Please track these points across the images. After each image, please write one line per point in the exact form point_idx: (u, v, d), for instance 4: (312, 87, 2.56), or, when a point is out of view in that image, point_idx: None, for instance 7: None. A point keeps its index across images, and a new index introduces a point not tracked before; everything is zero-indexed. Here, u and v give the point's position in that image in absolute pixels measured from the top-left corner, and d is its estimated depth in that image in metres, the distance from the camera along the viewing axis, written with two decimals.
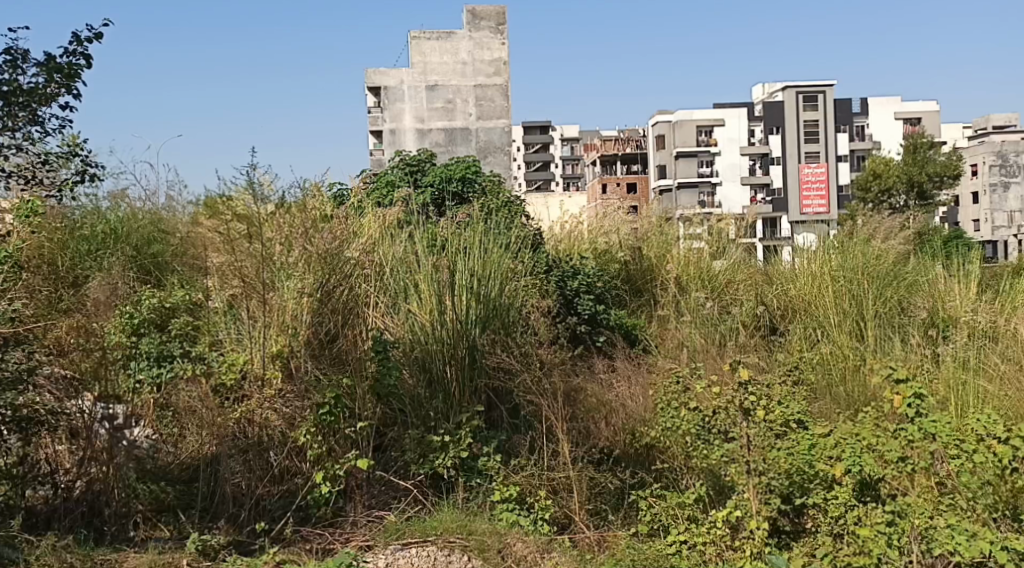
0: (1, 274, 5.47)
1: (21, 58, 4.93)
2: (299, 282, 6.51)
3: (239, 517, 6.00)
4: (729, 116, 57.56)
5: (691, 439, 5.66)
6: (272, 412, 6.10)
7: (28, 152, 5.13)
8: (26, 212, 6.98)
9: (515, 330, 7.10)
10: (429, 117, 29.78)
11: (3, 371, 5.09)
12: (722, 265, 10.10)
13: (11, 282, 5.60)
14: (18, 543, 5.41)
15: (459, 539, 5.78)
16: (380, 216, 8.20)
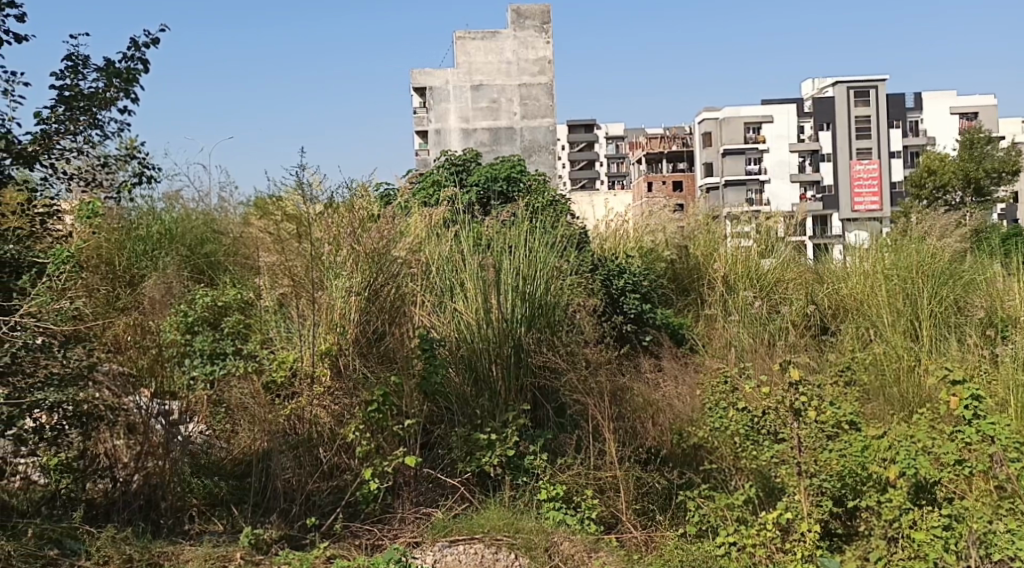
0: (63, 274, 5.56)
1: (82, 64, 5.02)
2: (347, 281, 6.73)
3: (290, 512, 5.99)
4: (779, 112, 56.77)
5: (739, 439, 5.70)
6: (321, 410, 6.27)
7: (87, 155, 5.25)
8: (87, 212, 7.15)
9: (562, 329, 7.10)
10: (474, 117, 29.91)
11: (65, 368, 5.19)
12: (771, 263, 10.02)
13: (72, 281, 5.71)
14: (80, 534, 5.51)
15: (507, 537, 5.81)
16: (427, 215, 8.25)
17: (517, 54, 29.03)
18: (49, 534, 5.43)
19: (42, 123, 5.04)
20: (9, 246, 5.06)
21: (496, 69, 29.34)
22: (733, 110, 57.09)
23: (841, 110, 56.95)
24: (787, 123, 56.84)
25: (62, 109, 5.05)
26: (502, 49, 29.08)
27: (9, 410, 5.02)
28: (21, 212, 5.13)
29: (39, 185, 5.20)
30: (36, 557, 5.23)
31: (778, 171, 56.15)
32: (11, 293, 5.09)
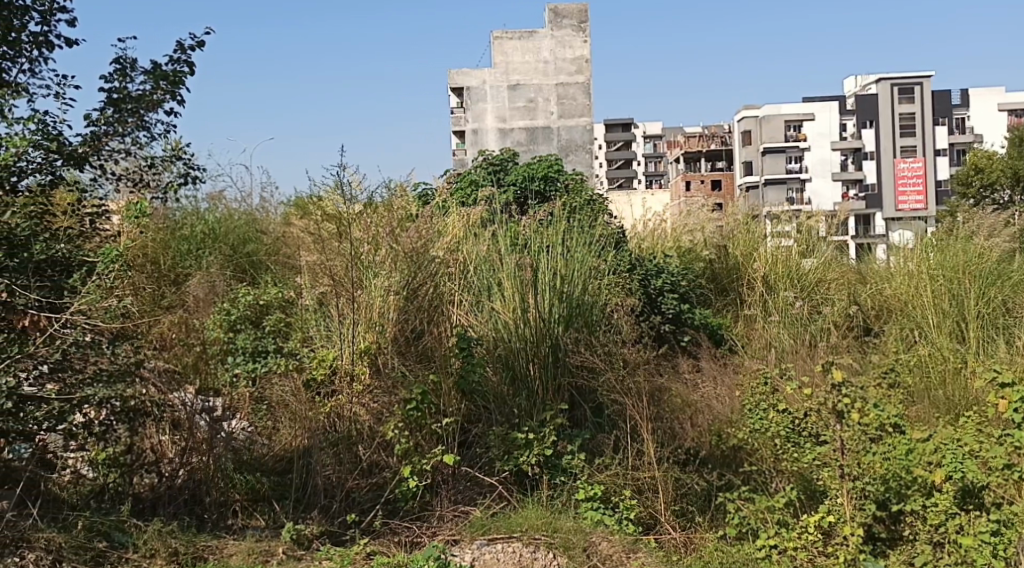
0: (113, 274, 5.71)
1: (130, 67, 5.09)
2: (386, 280, 6.92)
3: (331, 508, 6.01)
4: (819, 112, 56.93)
5: (781, 440, 5.65)
6: (361, 408, 6.39)
7: (134, 156, 5.34)
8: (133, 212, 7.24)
9: (600, 329, 7.06)
10: (512, 117, 29.96)
11: (113, 364, 5.32)
12: (812, 264, 9.96)
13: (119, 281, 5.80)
14: (127, 527, 5.58)
15: (544, 536, 5.82)
16: (466, 215, 8.27)
17: (554, 53, 29.10)
18: (98, 527, 5.50)
19: (91, 125, 5.13)
20: (60, 245, 5.15)
21: (533, 69, 29.35)
22: (774, 107, 56.74)
23: (884, 107, 56.21)
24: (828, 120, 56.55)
25: (111, 111, 5.14)
26: (540, 48, 29.04)
27: (60, 404, 5.16)
28: (71, 212, 5.28)
29: (89, 186, 5.30)
30: (85, 550, 5.31)
31: (820, 172, 56.05)
32: (62, 292, 5.15)
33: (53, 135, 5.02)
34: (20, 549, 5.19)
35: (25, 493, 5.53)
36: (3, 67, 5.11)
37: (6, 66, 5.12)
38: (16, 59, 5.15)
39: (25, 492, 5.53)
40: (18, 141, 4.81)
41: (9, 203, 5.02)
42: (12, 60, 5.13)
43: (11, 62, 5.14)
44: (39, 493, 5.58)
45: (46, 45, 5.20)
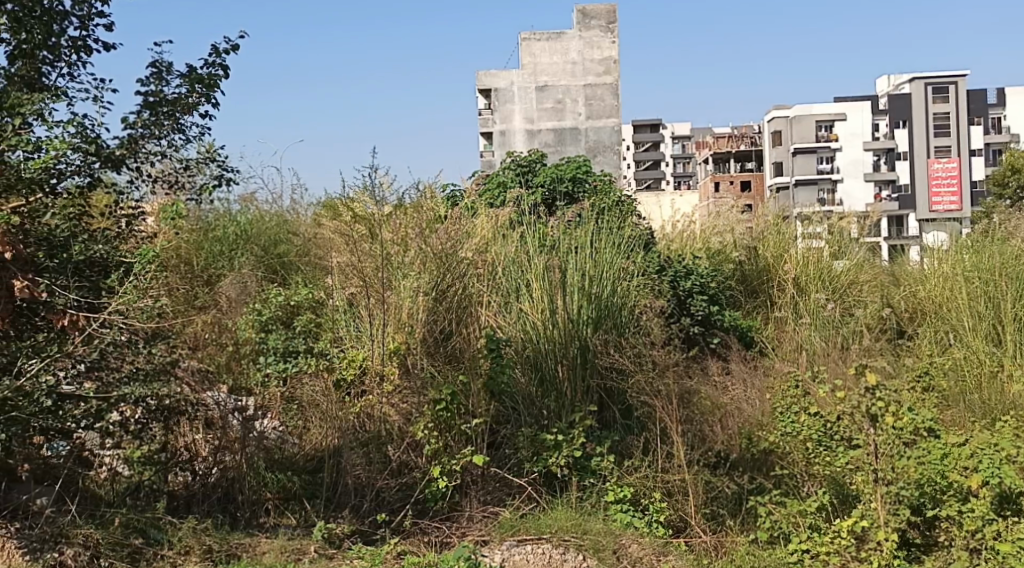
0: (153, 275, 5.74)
1: (166, 71, 5.17)
2: (415, 282, 6.94)
3: (362, 508, 6.02)
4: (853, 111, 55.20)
5: (811, 445, 5.69)
6: (390, 408, 6.38)
7: (169, 159, 5.44)
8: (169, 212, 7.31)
9: (629, 331, 7.04)
10: (539, 118, 29.99)
11: (148, 363, 5.38)
12: (844, 265, 9.91)
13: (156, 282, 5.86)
14: (162, 524, 5.57)
15: (574, 538, 5.81)
16: (494, 215, 8.29)
17: (583, 55, 29.12)
18: (134, 524, 5.52)
19: (128, 128, 5.22)
20: (99, 246, 5.22)
21: (562, 70, 29.38)
22: (805, 106, 55.73)
23: (918, 107, 55.44)
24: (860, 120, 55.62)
25: (147, 114, 5.23)
26: (568, 50, 29.17)
27: (98, 402, 5.23)
28: (108, 215, 5.32)
29: (125, 188, 5.39)
30: (122, 546, 5.38)
31: (853, 171, 54.60)
32: (99, 291, 5.21)
33: (91, 138, 5.06)
34: (59, 544, 5.26)
35: (64, 489, 5.60)
36: (43, 71, 5.18)
37: (46, 70, 5.19)
38: (56, 63, 5.22)
39: (63, 489, 5.60)
40: (58, 144, 4.86)
41: (49, 204, 5.07)
42: (51, 64, 5.20)
43: (50, 66, 5.22)
44: (77, 490, 5.63)
45: (85, 49, 5.28)
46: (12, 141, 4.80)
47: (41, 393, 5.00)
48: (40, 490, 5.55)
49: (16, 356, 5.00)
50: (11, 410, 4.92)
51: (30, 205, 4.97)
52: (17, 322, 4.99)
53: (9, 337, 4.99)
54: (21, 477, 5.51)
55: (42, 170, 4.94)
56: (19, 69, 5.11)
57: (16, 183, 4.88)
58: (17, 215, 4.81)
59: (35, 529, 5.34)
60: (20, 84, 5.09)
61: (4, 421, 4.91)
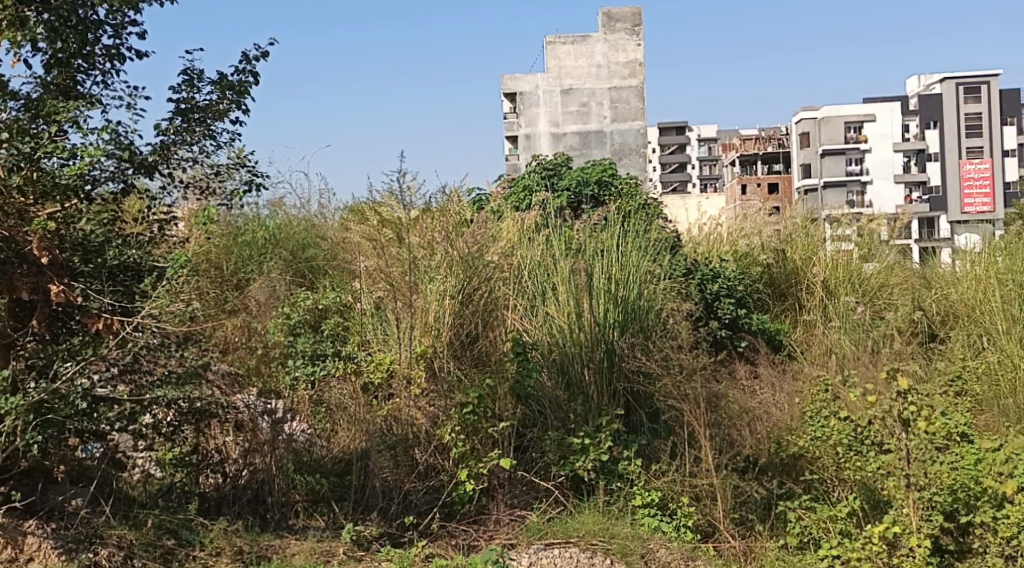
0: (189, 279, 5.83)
1: (197, 78, 5.29)
2: (441, 285, 6.91)
3: (389, 510, 6.00)
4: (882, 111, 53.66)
5: (842, 449, 5.63)
6: (418, 411, 6.34)
7: (200, 165, 5.50)
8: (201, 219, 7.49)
9: (655, 334, 7.02)
10: (564, 121, 30.07)
11: (181, 366, 5.41)
12: (873, 268, 9.86)
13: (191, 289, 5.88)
14: (194, 525, 5.63)
15: (602, 542, 5.80)
16: (520, 219, 8.28)
17: (608, 57, 29.29)
18: (166, 525, 5.55)
19: (160, 135, 5.30)
20: (131, 251, 5.34)
21: (587, 73, 29.53)
22: (835, 109, 54.04)
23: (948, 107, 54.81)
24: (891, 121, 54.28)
25: (179, 121, 5.30)
26: (593, 53, 29.32)
27: (132, 405, 5.30)
28: (140, 220, 5.45)
29: (157, 194, 5.52)
30: (155, 547, 5.39)
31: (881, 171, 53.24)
32: (133, 296, 5.28)
33: (126, 145, 5.13)
34: (94, 545, 5.28)
35: (98, 490, 5.60)
36: (78, 79, 5.28)
37: (81, 78, 5.29)
38: (90, 72, 5.31)
39: (98, 490, 5.60)
40: (92, 150, 4.89)
41: (84, 210, 5.18)
42: (86, 72, 5.30)
43: (85, 74, 5.31)
44: (111, 491, 5.64)
45: (118, 58, 5.35)
46: (48, 149, 4.89)
47: (77, 396, 5.01)
48: (75, 491, 5.54)
49: (52, 360, 5.07)
50: (47, 413, 4.97)
51: (64, 211, 5.10)
52: (53, 325, 5.13)
53: (45, 340, 5.11)
54: (57, 477, 5.50)
55: (78, 177, 5.04)
56: (55, 77, 5.20)
57: (52, 190, 5.02)
58: (53, 222, 4.95)
59: (70, 529, 5.33)
60: (55, 93, 5.19)
61: (40, 422, 4.98)
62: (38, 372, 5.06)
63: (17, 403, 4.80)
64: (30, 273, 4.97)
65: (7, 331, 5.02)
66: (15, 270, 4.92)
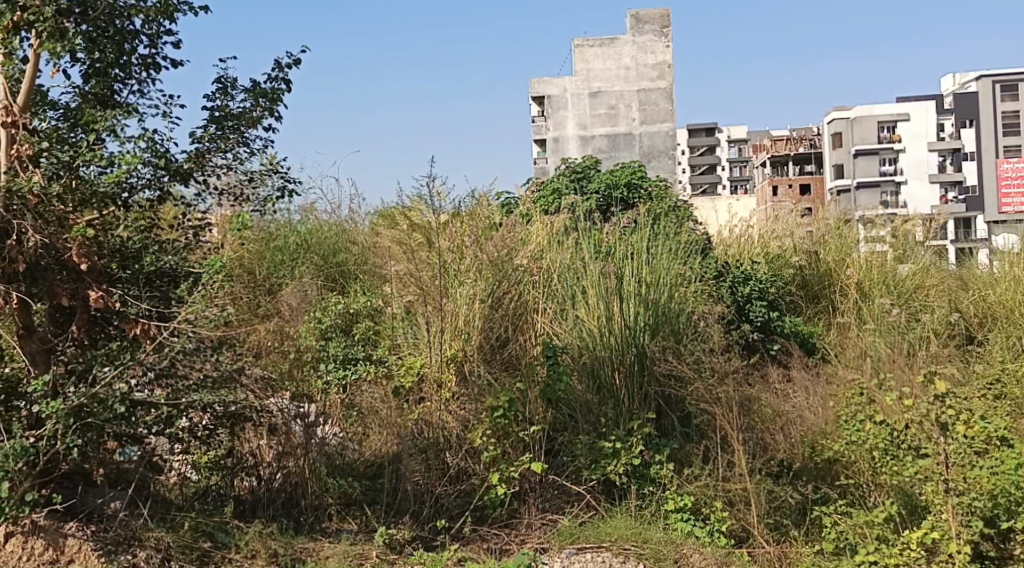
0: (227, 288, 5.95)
1: (230, 86, 5.45)
2: (471, 289, 6.90)
3: (422, 514, 6.00)
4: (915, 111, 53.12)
5: (878, 454, 5.58)
6: (449, 414, 6.29)
7: (234, 171, 5.60)
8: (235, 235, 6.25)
9: (687, 337, 6.95)
10: (593, 124, 30.15)
11: (217, 370, 5.37)
12: (908, 269, 9.75)
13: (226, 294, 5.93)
14: (230, 528, 5.65)
15: (634, 547, 5.76)
16: (549, 223, 8.25)
17: (636, 59, 29.20)
18: (202, 528, 5.56)
19: (195, 142, 5.42)
20: (168, 257, 5.40)
21: (616, 76, 29.49)
22: (867, 106, 53.20)
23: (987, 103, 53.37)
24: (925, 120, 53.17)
25: (213, 128, 5.45)
26: (621, 56, 29.32)
27: (168, 409, 5.29)
28: (176, 226, 5.54)
29: (192, 201, 5.58)
30: (192, 549, 5.41)
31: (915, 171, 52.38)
32: (169, 301, 5.31)
33: (161, 153, 5.25)
34: (132, 547, 5.29)
35: (136, 493, 5.56)
36: (115, 89, 5.37)
37: (118, 88, 5.37)
38: (127, 81, 5.39)
39: (136, 493, 5.56)
40: (130, 158, 4.98)
41: (122, 217, 5.26)
42: (122, 82, 5.38)
43: (122, 83, 5.39)
44: (149, 494, 5.61)
45: (154, 67, 5.42)
46: (86, 157, 5.01)
47: (115, 399, 5.02)
48: (114, 494, 5.47)
49: (92, 365, 5.09)
50: (87, 417, 4.99)
51: (103, 219, 5.16)
52: (92, 330, 5.17)
53: (84, 344, 5.16)
54: (97, 480, 5.42)
55: (115, 184, 5.09)
56: (93, 87, 5.31)
57: (91, 198, 5.08)
58: (92, 228, 5.03)
59: (109, 531, 5.33)
60: (93, 103, 5.30)
61: (80, 426, 5.01)
62: (77, 377, 5.10)
63: (57, 407, 4.85)
64: (70, 280, 5.06)
65: (47, 336, 5.17)
66: (55, 276, 5.03)
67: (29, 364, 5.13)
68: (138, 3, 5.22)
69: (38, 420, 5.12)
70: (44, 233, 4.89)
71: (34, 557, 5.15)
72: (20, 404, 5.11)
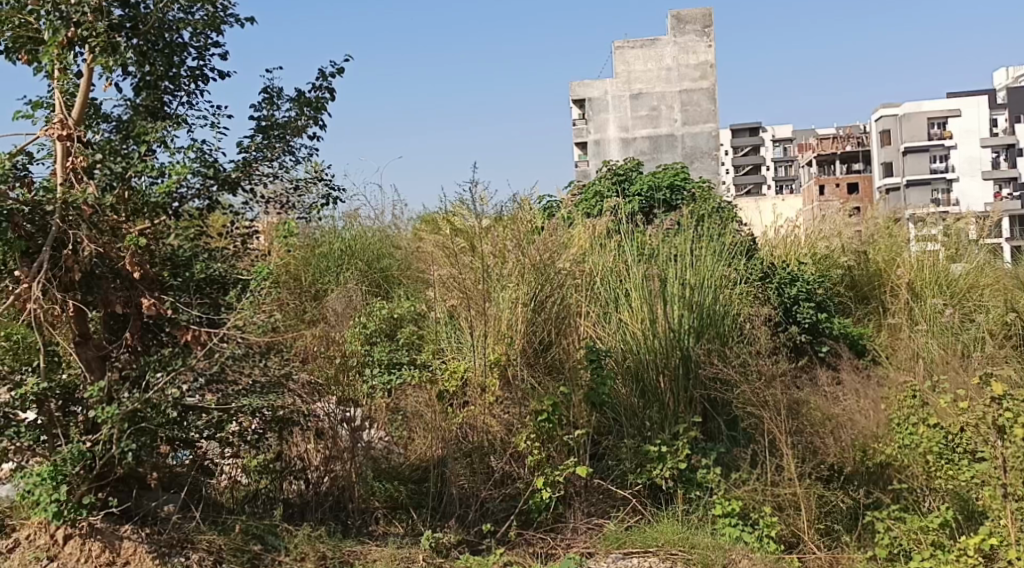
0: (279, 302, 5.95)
1: (276, 95, 5.44)
2: (513, 292, 6.89)
3: (467, 518, 5.95)
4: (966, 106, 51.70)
5: (932, 457, 5.45)
6: (493, 419, 6.23)
7: (281, 180, 5.59)
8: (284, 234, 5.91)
9: (732, 340, 6.84)
10: (635, 126, 30.00)
11: (266, 375, 5.35)
12: (962, 269, 9.55)
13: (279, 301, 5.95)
14: (279, 531, 5.61)
15: (682, 552, 5.67)
16: (593, 225, 8.16)
17: (677, 60, 29.08)
18: (253, 531, 5.55)
19: (243, 152, 5.42)
20: (217, 264, 5.42)
21: (657, 77, 29.39)
22: (915, 103, 51.35)
23: None
24: (977, 116, 51.93)
25: (260, 138, 5.45)
26: (663, 56, 29.23)
27: (219, 413, 5.31)
28: (224, 234, 5.51)
29: (241, 209, 5.54)
30: (243, 552, 5.39)
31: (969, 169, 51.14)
32: (219, 308, 5.33)
33: (210, 163, 5.27)
34: (186, 549, 5.29)
35: (189, 497, 5.59)
36: (165, 101, 5.40)
37: (168, 100, 5.40)
38: (177, 92, 5.41)
39: (189, 497, 5.59)
40: (180, 169, 5.03)
41: (172, 226, 5.28)
42: (172, 93, 5.40)
43: (172, 95, 5.42)
44: (201, 497, 5.64)
45: (202, 78, 5.43)
46: (138, 168, 5.06)
47: (167, 405, 5.02)
48: (168, 497, 5.49)
49: (145, 371, 5.09)
50: (141, 421, 4.99)
51: (154, 228, 5.21)
52: (145, 336, 5.18)
53: (137, 351, 5.16)
54: (151, 485, 5.37)
55: (166, 195, 5.14)
56: (144, 100, 5.33)
57: (143, 208, 5.16)
58: (144, 238, 5.05)
59: (163, 534, 5.33)
60: (145, 115, 5.33)
61: (134, 431, 5.00)
62: (131, 383, 5.11)
63: (112, 412, 4.87)
64: (123, 287, 5.06)
65: (102, 343, 5.16)
66: (109, 284, 5.03)
67: (85, 371, 5.11)
68: (187, 16, 5.22)
69: (95, 424, 5.16)
70: (98, 242, 4.93)
71: (92, 558, 5.14)
72: (77, 409, 5.17)
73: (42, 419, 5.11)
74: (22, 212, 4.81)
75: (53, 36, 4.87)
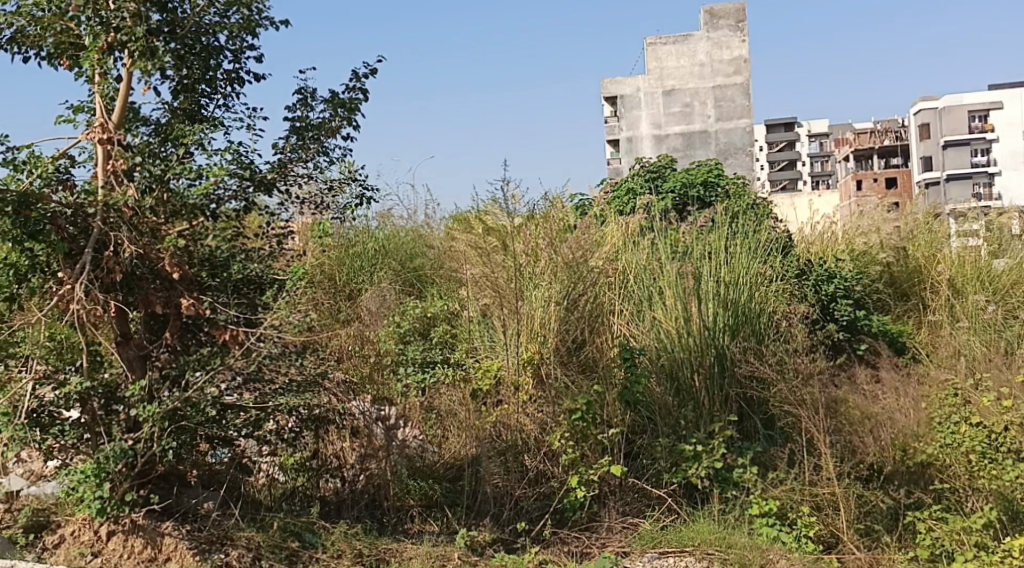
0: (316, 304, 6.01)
1: (310, 97, 5.43)
2: (547, 291, 6.70)
3: (502, 517, 5.93)
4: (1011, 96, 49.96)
5: (975, 457, 5.42)
6: (526, 417, 6.18)
7: (315, 181, 5.59)
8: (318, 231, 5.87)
9: (768, 338, 6.79)
10: (667, 123, 29.80)
11: (301, 374, 5.35)
12: (1004, 265, 9.38)
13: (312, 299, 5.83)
14: (316, 528, 5.58)
15: (719, 552, 5.61)
16: (626, 223, 8.08)
17: (711, 55, 28.91)
18: (290, 527, 5.52)
19: (277, 153, 5.42)
20: (254, 266, 5.41)
21: (689, 73, 29.29)
22: (955, 98, 51.01)
23: None
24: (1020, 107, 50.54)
25: (295, 139, 5.43)
26: (696, 53, 29.09)
27: (257, 411, 5.30)
28: (261, 235, 5.51)
29: (276, 210, 5.54)
30: (280, 549, 5.35)
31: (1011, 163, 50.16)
32: (255, 308, 5.30)
33: (246, 165, 5.25)
34: (224, 546, 5.28)
35: (228, 494, 5.60)
36: (201, 103, 5.40)
37: (204, 103, 5.40)
38: (213, 95, 5.41)
39: (228, 494, 5.60)
40: (217, 171, 5.01)
41: (209, 227, 5.26)
42: (208, 96, 5.40)
43: (208, 97, 5.42)
44: (240, 494, 5.64)
45: (238, 81, 5.43)
46: (176, 170, 5.05)
47: (206, 403, 5.11)
48: (207, 495, 5.52)
49: (184, 370, 5.11)
50: (181, 420, 5.09)
51: (192, 229, 5.21)
52: (184, 336, 5.15)
53: (177, 351, 5.14)
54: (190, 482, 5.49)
55: (203, 196, 5.12)
56: (182, 103, 5.30)
57: (182, 210, 5.17)
58: (182, 239, 5.07)
59: (203, 530, 5.34)
60: (183, 118, 5.30)
61: (174, 429, 5.09)
62: (171, 383, 5.13)
63: (153, 411, 4.94)
64: (163, 289, 5.06)
65: (144, 342, 5.14)
66: (150, 285, 5.03)
67: (126, 371, 5.11)
68: (223, 19, 5.21)
69: (136, 423, 5.18)
70: (138, 244, 4.94)
71: (134, 555, 5.18)
72: (119, 408, 5.16)
73: (84, 418, 5.12)
74: (64, 214, 4.85)
75: (94, 41, 4.98)
